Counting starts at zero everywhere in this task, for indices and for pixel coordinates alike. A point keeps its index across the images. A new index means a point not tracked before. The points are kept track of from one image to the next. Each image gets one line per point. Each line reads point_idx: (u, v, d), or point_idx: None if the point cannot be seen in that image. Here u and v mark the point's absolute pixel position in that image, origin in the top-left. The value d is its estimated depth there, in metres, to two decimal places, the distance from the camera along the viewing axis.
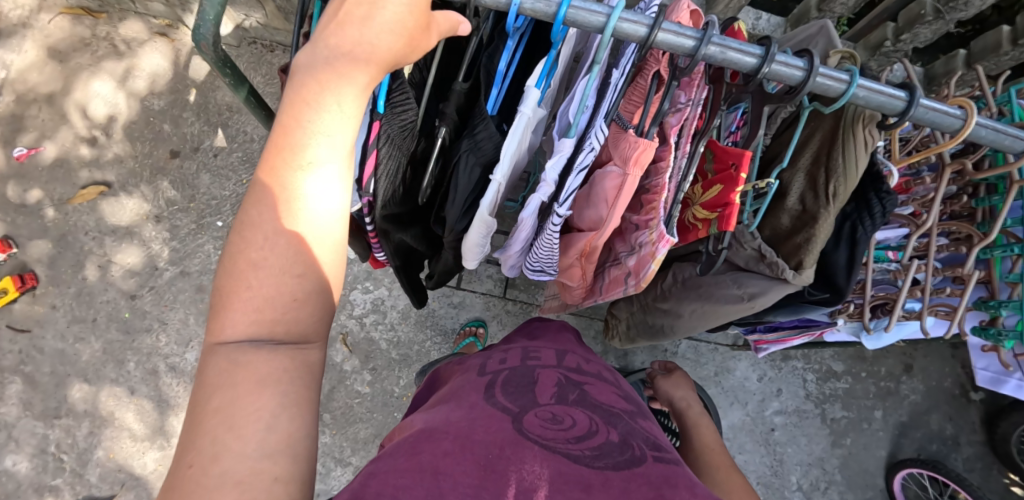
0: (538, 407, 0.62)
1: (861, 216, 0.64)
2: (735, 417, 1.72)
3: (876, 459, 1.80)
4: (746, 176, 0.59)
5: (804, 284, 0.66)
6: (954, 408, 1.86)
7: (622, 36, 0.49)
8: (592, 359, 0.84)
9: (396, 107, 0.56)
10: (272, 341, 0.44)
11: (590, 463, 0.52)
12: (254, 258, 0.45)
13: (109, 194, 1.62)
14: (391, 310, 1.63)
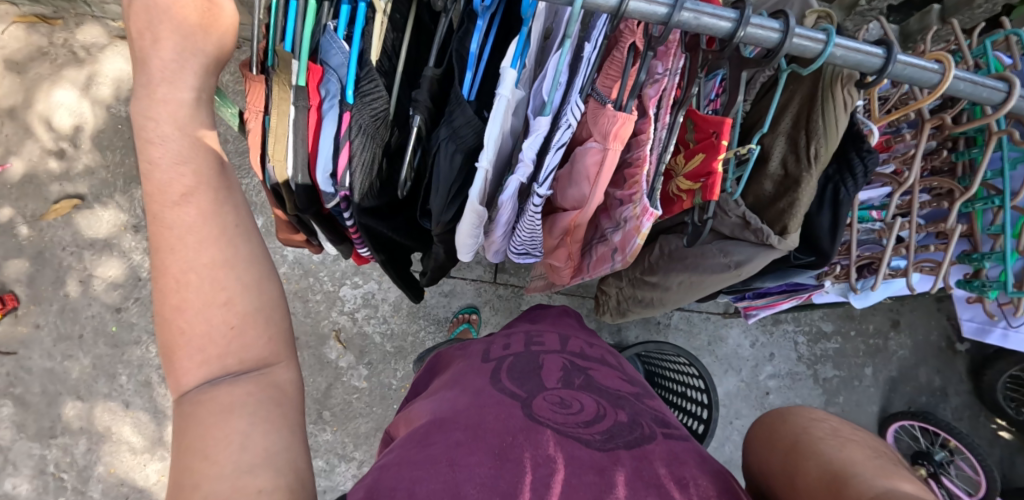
0: (546, 392, 0.62)
1: (843, 178, 0.65)
2: (730, 384, 1.75)
3: (867, 414, 1.85)
4: (728, 144, 0.59)
5: (788, 249, 0.67)
6: (941, 360, 1.91)
7: (592, 8, 0.48)
8: (595, 343, 0.84)
9: (364, 97, 0.55)
10: (230, 372, 0.48)
11: (602, 446, 0.53)
12: (183, 305, 0.47)
13: (83, 207, 1.58)
14: (382, 303, 1.62)
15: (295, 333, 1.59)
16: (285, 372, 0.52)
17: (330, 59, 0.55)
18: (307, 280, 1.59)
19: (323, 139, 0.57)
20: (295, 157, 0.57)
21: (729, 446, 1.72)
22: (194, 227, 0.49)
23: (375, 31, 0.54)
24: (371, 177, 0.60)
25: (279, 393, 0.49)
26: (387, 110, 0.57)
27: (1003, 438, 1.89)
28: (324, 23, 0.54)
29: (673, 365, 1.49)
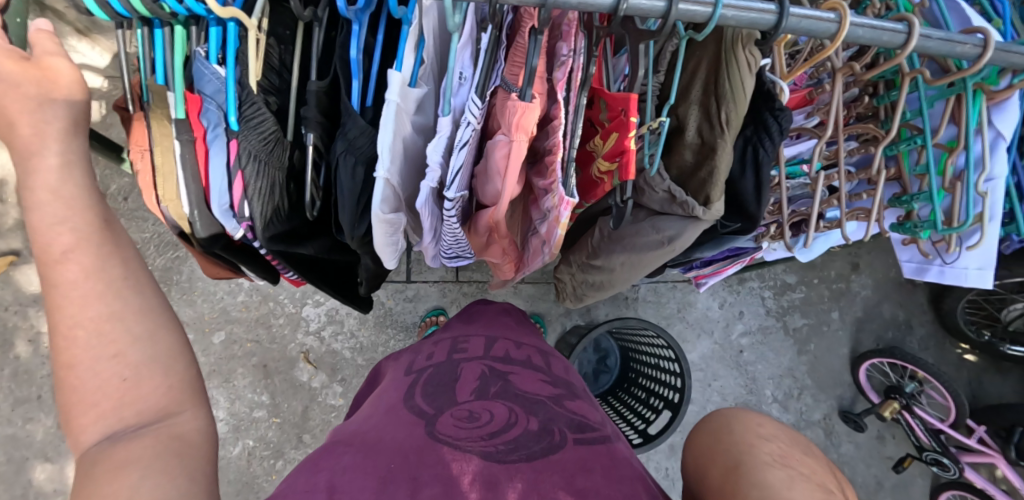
0: (454, 408, 0.69)
1: (760, 140, 0.63)
2: (704, 347, 1.78)
3: (839, 357, 1.91)
4: (636, 121, 0.57)
5: (714, 218, 0.67)
6: (903, 295, 1.97)
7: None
8: (525, 340, 0.89)
9: (247, 122, 0.52)
10: (130, 431, 0.47)
11: (502, 459, 0.60)
12: (77, 360, 0.47)
13: (19, 263, 1.50)
14: (348, 316, 1.61)
15: (263, 361, 1.58)
16: (194, 420, 0.51)
17: (205, 87, 0.52)
18: (267, 304, 1.59)
19: (213, 171, 0.55)
20: (188, 194, 0.55)
21: (711, 408, 1.77)
22: (77, 282, 0.49)
23: (250, 51, 0.52)
24: (273, 204, 0.58)
25: (185, 438, 0.49)
26: (275, 131, 0.55)
27: (968, 360, 1.97)
28: (195, 48, 0.52)
29: (643, 339, 1.51)
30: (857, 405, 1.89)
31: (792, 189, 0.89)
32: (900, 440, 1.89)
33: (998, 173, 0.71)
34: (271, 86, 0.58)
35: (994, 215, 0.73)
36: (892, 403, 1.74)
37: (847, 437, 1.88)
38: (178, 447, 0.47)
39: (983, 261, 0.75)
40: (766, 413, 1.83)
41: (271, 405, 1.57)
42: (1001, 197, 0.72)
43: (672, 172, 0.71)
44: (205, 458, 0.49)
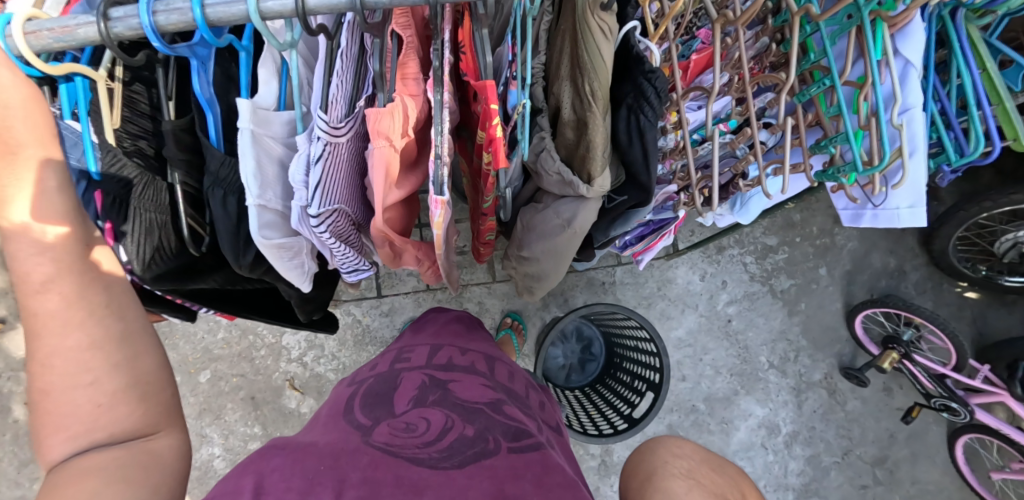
0: (392, 417, 0.67)
1: (641, 109, 0.62)
2: (690, 322, 1.76)
3: (832, 313, 1.87)
4: (496, 107, 0.55)
5: (600, 194, 0.68)
6: (892, 241, 1.91)
7: (275, 16, 0.43)
8: (471, 347, 0.87)
9: (106, 169, 0.53)
10: (99, 446, 0.49)
11: (435, 466, 0.58)
12: (56, 387, 0.49)
13: (6, 329, 1.54)
14: (327, 339, 1.62)
15: (251, 393, 1.60)
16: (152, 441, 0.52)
17: (63, 144, 0.55)
18: (247, 338, 1.61)
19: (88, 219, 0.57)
20: None
21: (705, 382, 1.76)
22: (57, 313, 0.50)
23: (103, 99, 0.53)
24: (155, 245, 0.60)
25: (155, 461, 0.51)
26: (143, 175, 0.56)
27: (969, 299, 1.90)
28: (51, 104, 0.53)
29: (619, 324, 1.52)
30: (858, 360, 1.84)
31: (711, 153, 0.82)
32: (908, 390, 1.83)
33: (914, 101, 0.62)
34: (139, 130, 0.57)
35: (916, 149, 0.64)
36: (890, 353, 1.68)
37: (852, 393, 1.83)
38: (146, 473, 0.49)
39: (914, 197, 0.66)
40: (763, 380, 1.80)
41: (264, 436, 1.58)
42: (921, 127, 0.62)
43: (560, 152, 0.69)
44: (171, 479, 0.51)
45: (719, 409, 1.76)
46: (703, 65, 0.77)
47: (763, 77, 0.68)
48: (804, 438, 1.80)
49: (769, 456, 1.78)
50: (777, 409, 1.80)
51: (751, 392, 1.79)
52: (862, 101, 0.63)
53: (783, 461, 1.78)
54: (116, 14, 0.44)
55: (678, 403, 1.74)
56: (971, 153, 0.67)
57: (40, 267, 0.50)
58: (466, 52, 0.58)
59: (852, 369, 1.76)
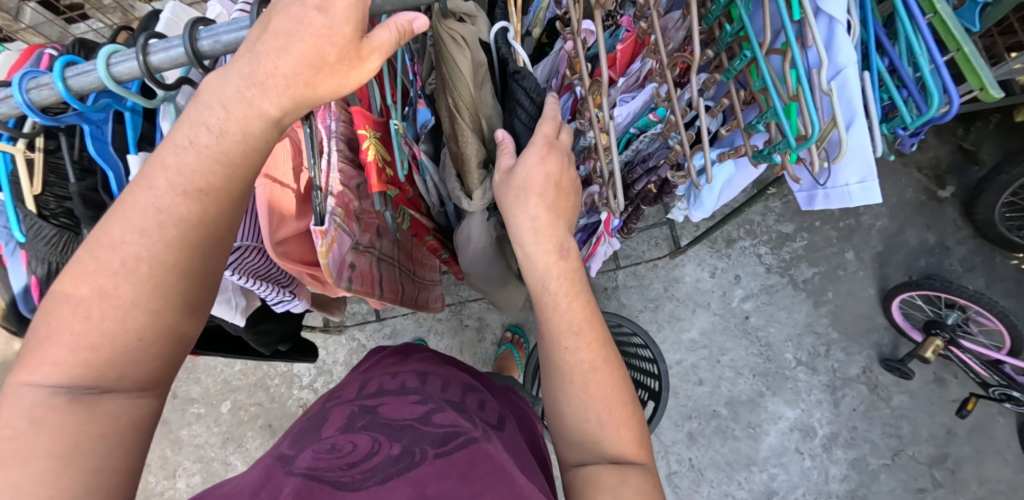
0: (316, 445, 0.63)
1: (514, 111, 0.63)
2: (703, 322, 1.70)
3: (866, 300, 1.71)
4: (366, 132, 0.62)
5: (481, 207, 0.73)
6: (929, 215, 1.73)
7: (125, 79, 0.46)
8: (402, 370, 0.84)
9: (29, 234, 0.60)
10: (86, 390, 0.42)
11: (356, 487, 0.54)
12: (79, 312, 0.42)
13: None
14: (335, 365, 1.66)
15: (268, 421, 1.65)
16: (122, 400, 0.44)
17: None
18: (262, 368, 1.67)
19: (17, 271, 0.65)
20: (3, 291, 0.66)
21: (725, 385, 1.66)
22: (156, 257, 0.44)
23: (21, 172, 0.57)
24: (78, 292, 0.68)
25: (116, 426, 0.43)
26: (60, 233, 0.62)
27: None
28: None
29: (618, 332, 1.44)
30: (900, 350, 1.67)
31: (645, 145, 0.80)
32: (965, 380, 1.63)
33: (845, 61, 0.56)
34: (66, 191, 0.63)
35: (853, 117, 0.57)
36: (934, 340, 1.51)
37: (897, 387, 1.66)
38: (96, 452, 0.41)
39: (862, 171, 0.61)
40: (791, 378, 1.67)
41: None
42: (856, 89, 0.56)
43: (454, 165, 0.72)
44: (123, 462, 0.43)
45: (744, 413, 1.65)
46: (631, 55, 0.76)
47: (676, 57, 0.61)
48: (845, 440, 1.64)
49: (807, 462, 1.63)
50: (811, 409, 1.66)
51: (778, 392, 1.66)
52: (788, 70, 0.56)
53: (822, 466, 1.63)
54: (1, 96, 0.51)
55: (697, 409, 1.66)
56: (927, 112, 0.58)
57: (164, 198, 0.43)
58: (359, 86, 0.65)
59: (892, 361, 1.59)
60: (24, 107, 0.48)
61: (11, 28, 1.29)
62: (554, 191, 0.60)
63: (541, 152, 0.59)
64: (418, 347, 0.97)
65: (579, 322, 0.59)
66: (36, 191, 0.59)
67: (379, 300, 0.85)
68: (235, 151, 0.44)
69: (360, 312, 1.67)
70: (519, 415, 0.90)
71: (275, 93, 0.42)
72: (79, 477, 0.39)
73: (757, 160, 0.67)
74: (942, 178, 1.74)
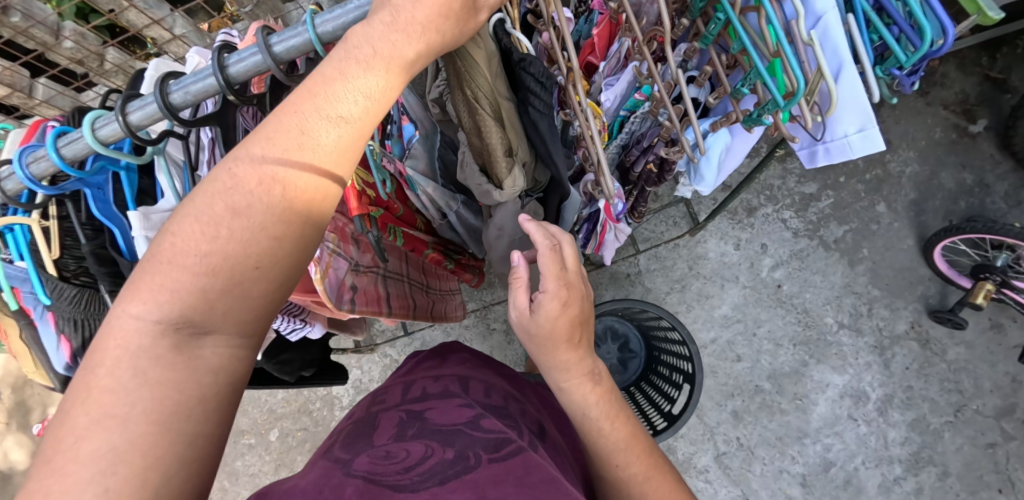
0: (372, 450, 0.52)
1: (526, 100, 0.61)
2: (734, 296, 1.65)
3: (905, 252, 1.62)
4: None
5: (514, 195, 0.69)
6: (962, 154, 1.63)
7: (114, 139, 0.52)
8: (443, 372, 0.74)
9: (53, 295, 0.65)
10: (197, 330, 0.41)
11: (417, 489, 0.43)
12: (208, 232, 0.41)
13: None
14: (371, 383, 1.69)
15: (315, 444, 1.70)
16: (220, 347, 0.42)
17: (16, 282, 0.66)
18: (302, 394, 1.72)
19: (48, 334, 0.70)
20: (41, 354, 0.72)
21: (766, 358, 1.61)
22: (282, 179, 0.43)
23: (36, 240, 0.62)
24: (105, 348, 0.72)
25: (212, 382, 0.41)
26: (80, 291, 0.67)
27: None
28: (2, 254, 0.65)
29: (647, 318, 1.41)
30: (949, 299, 1.58)
31: (638, 125, 0.78)
32: None
33: (823, 8, 0.56)
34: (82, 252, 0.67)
35: (841, 64, 0.58)
36: (984, 285, 1.44)
37: (951, 339, 1.57)
38: (192, 415, 0.39)
39: (860, 120, 0.60)
40: (835, 343, 1.60)
41: None
42: (839, 34, 0.56)
43: (476, 160, 0.71)
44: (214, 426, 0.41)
45: (788, 386, 1.60)
46: (608, 37, 0.76)
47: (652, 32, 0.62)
48: (901, 401, 1.56)
49: (862, 428, 1.56)
50: (860, 373, 1.59)
51: (823, 360, 1.60)
52: (764, 28, 0.56)
53: (880, 431, 1.56)
54: (4, 174, 0.56)
55: (739, 386, 1.61)
56: (921, 47, 0.57)
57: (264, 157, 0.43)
58: None
59: (941, 312, 1.51)
60: (27, 181, 0.54)
61: (27, 105, 1.38)
62: (575, 332, 0.59)
63: (560, 295, 0.57)
64: (454, 347, 0.86)
65: (625, 438, 0.59)
66: (54, 256, 0.64)
67: (388, 320, 0.85)
68: (340, 136, 0.44)
69: (388, 329, 1.70)
70: (567, 422, 0.80)
71: (414, 38, 0.45)
72: (175, 443, 0.38)
73: (749, 125, 0.68)
74: (972, 112, 1.64)
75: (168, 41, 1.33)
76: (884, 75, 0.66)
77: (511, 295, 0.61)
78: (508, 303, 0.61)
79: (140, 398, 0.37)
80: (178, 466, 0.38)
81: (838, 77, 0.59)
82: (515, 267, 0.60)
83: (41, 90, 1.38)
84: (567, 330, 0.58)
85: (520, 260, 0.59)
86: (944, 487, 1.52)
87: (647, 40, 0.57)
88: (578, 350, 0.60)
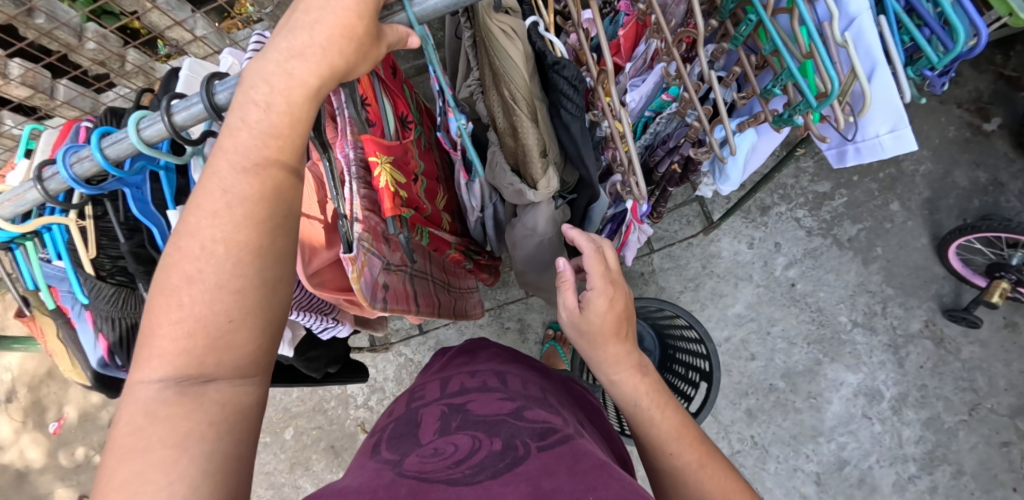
0: (419, 449, 0.53)
1: (558, 102, 0.61)
2: (748, 295, 1.65)
3: (919, 251, 1.62)
4: (376, 158, 0.65)
5: (548, 195, 0.71)
6: (977, 152, 1.63)
7: (158, 139, 0.53)
8: (480, 368, 0.75)
9: (91, 295, 0.66)
10: (197, 377, 0.39)
11: (470, 482, 0.45)
12: (172, 302, 0.40)
13: None
14: (386, 382, 1.70)
15: (330, 443, 1.71)
16: (225, 387, 0.40)
17: (53, 281, 0.68)
18: (317, 392, 1.73)
19: (86, 333, 0.71)
20: (79, 352, 0.73)
21: (780, 357, 1.61)
22: (244, 228, 0.42)
23: (73, 240, 0.63)
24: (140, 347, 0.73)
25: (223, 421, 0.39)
26: (118, 290, 0.67)
27: None
28: (41, 254, 0.65)
29: (663, 316, 1.41)
30: (963, 298, 1.57)
31: (664, 126, 0.79)
32: None
33: (857, 10, 0.56)
34: (117, 252, 0.67)
35: (875, 65, 0.58)
36: (999, 283, 1.43)
37: (965, 338, 1.57)
38: (205, 451, 0.37)
39: (893, 120, 0.60)
40: (849, 342, 1.61)
41: None
42: (873, 35, 0.56)
43: (509, 161, 0.72)
44: (235, 460, 0.39)
45: (803, 384, 1.60)
46: (634, 38, 0.76)
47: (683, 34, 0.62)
48: (916, 399, 1.56)
49: (876, 427, 1.57)
50: (874, 372, 1.59)
51: (837, 358, 1.60)
52: (797, 30, 0.57)
53: (894, 429, 1.56)
54: (47, 175, 0.56)
55: (753, 385, 1.61)
56: (954, 48, 0.57)
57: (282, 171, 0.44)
58: (371, 105, 0.68)
59: (955, 311, 1.51)
60: (69, 180, 0.54)
61: (48, 107, 1.40)
62: (622, 326, 0.69)
63: (607, 292, 0.68)
64: (483, 342, 0.87)
65: (675, 428, 0.63)
66: (92, 256, 0.64)
67: (416, 317, 0.86)
68: (226, 195, 0.42)
69: (402, 327, 1.71)
70: (603, 415, 0.80)
71: (308, 62, 0.42)
72: (193, 472, 0.36)
73: (779, 125, 0.68)
74: (985, 111, 1.64)
75: (189, 42, 1.34)
76: (915, 74, 0.66)
77: (560, 294, 0.71)
78: (557, 305, 0.72)
79: (152, 444, 0.36)
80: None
81: (872, 77, 0.59)
82: (562, 271, 0.70)
83: (62, 91, 1.39)
84: (615, 324, 0.68)
85: (568, 264, 0.68)
86: (959, 485, 1.52)
87: (680, 42, 0.58)
88: (625, 344, 0.69)
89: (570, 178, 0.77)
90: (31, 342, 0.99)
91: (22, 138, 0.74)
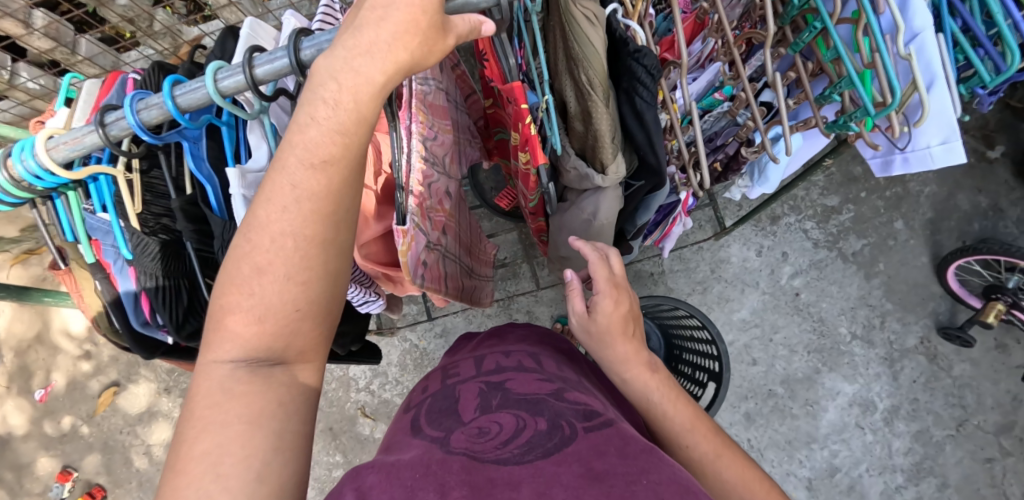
0: (462, 426, 0.53)
1: (634, 89, 0.62)
2: (754, 301, 1.68)
3: (920, 268, 1.67)
4: (527, 107, 0.63)
5: (615, 182, 0.72)
6: (979, 178, 1.68)
7: (235, 92, 0.51)
8: (515, 348, 0.75)
9: (136, 251, 0.65)
10: (264, 344, 0.42)
11: (520, 462, 0.44)
12: (247, 283, 0.42)
13: (120, 391, 1.84)
14: (389, 366, 1.70)
15: (329, 424, 1.69)
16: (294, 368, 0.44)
17: (97, 233, 0.66)
18: None
19: (126, 291, 0.70)
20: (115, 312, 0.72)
21: (780, 363, 1.65)
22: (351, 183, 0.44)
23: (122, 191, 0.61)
24: (179, 309, 0.71)
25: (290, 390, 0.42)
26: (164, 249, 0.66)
27: None
28: (86, 206, 0.64)
29: (672, 315, 1.42)
30: (958, 317, 1.63)
31: (713, 124, 0.80)
32: None
33: (921, 25, 0.58)
34: (161, 209, 0.66)
35: (934, 78, 0.60)
36: (995, 305, 1.47)
37: (958, 356, 1.62)
38: (278, 415, 0.40)
39: (944, 133, 0.63)
40: (847, 354, 1.65)
41: (345, 463, 1.66)
42: (935, 51, 0.58)
43: (573, 146, 0.74)
44: (298, 425, 0.41)
45: (801, 391, 1.64)
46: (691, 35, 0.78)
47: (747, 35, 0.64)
48: (907, 412, 1.61)
49: (868, 437, 1.61)
50: (870, 383, 1.63)
51: (835, 368, 1.64)
52: (862, 39, 0.58)
53: (884, 440, 1.60)
54: (109, 119, 0.53)
55: (753, 389, 1.65)
56: (1007, 68, 0.59)
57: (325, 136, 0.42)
58: (490, 59, 0.67)
59: (951, 329, 1.56)
60: (133, 125, 0.52)
61: (69, 61, 1.37)
62: (628, 325, 0.73)
63: (612, 295, 0.73)
64: (510, 325, 0.87)
65: (689, 421, 0.63)
66: (138, 211, 0.63)
67: (444, 299, 0.86)
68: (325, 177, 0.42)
69: (410, 312, 1.71)
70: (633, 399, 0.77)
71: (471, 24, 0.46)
72: (266, 437, 0.38)
73: (832, 130, 0.70)
74: (990, 138, 1.70)
75: (222, 7, 1.32)
76: (967, 91, 0.68)
77: (568, 299, 0.76)
78: (567, 310, 0.77)
79: (230, 407, 0.39)
80: (273, 453, 0.38)
81: (930, 89, 0.61)
82: (569, 280, 0.77)
83: (84, 46, 1.37)
84: (622, 323, 0.73)
85: (575, 274, 0.76)
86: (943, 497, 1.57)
87: (749, 44, 0.59)
88: (633, 342, 0.72)
89: (632, 165, 0.77)
90: (60, 296, 0.97)
91: (62, 87, 0.71)
